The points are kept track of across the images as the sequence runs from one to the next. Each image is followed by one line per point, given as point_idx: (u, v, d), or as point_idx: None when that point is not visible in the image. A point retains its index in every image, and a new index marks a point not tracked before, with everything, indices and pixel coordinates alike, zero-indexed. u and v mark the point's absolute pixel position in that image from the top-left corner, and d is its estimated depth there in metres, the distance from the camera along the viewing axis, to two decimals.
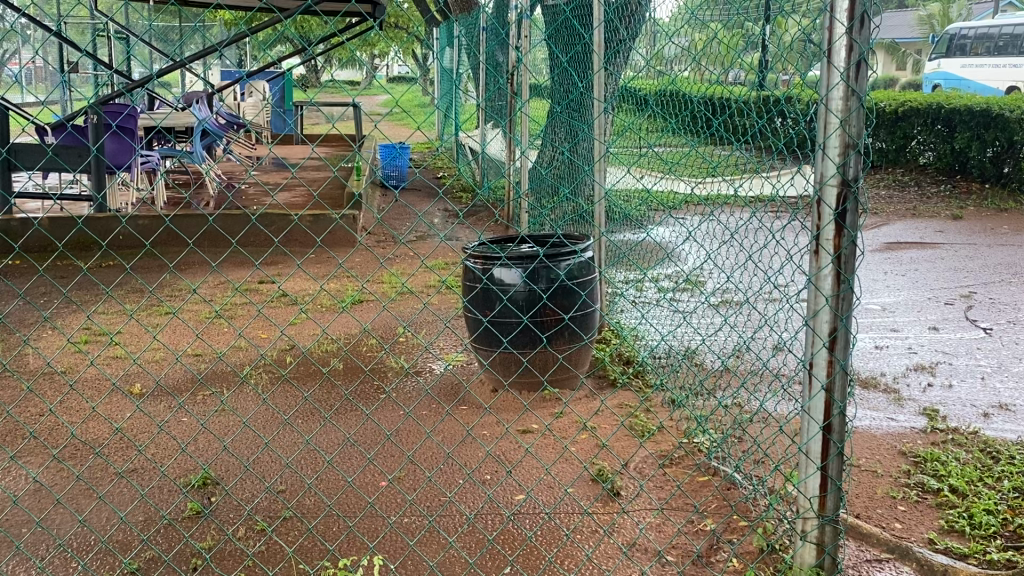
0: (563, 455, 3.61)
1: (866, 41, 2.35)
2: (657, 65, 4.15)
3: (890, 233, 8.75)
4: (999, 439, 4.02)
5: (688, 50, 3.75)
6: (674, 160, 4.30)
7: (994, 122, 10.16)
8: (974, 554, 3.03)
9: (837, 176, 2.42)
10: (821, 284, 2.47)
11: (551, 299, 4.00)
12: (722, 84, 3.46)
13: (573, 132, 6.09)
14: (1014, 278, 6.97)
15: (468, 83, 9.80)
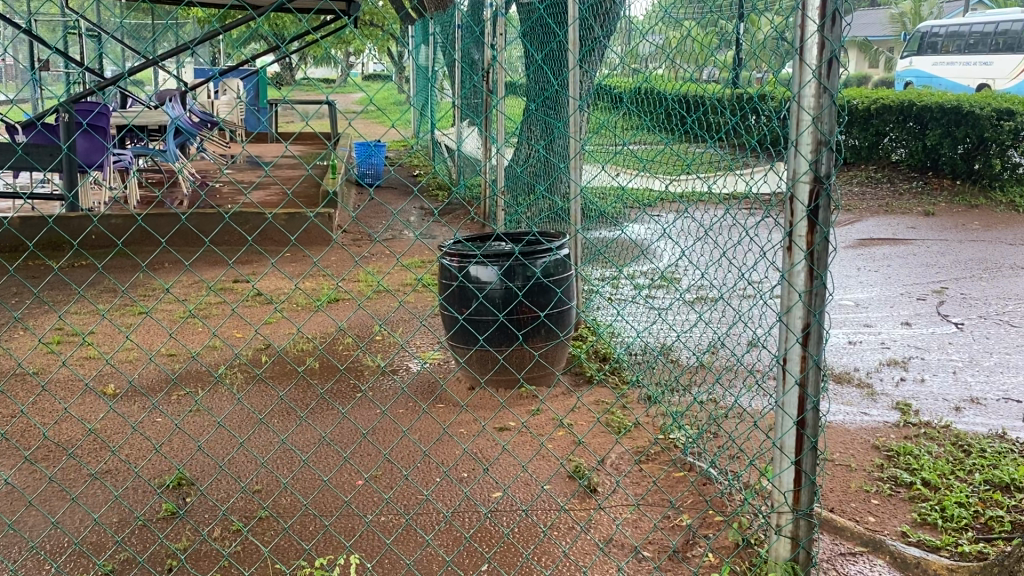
0: (541, 452, 3.62)
1: (838, 39, 2.36)
2: (632, 63, 4.15)
3: (863, 230, 8.83)
4: (971, 433, 4.07)
5: (663, 48, 3.77)
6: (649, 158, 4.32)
7: (965, 119, 10.24)
8: (946, 546, 3.07)
9: (809, 173, 2.44)
10: (795, 280, 2.49)
11: (527, 296, 4.02)
12: (696, 82, 3.48)
13: (548, 130, 6.09)
14: (984, 274, 7.05)
15: (444, 80, 9.78)
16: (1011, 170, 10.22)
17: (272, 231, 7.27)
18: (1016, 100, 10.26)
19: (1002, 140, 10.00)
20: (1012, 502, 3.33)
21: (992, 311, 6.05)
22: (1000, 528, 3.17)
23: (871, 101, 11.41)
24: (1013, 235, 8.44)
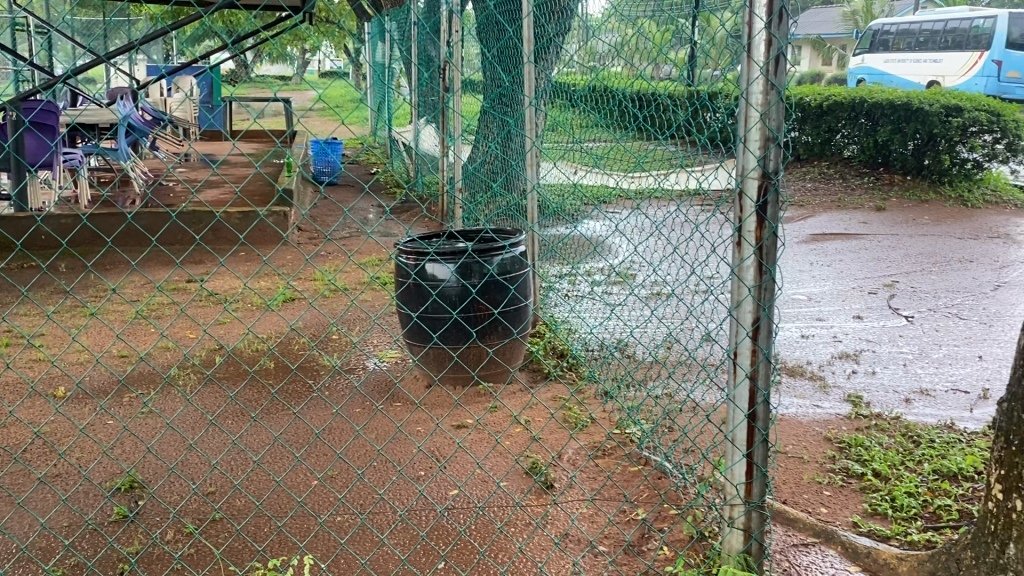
0: (495, 450, 3.62)
1: (785, 35, 2.39)
2: (588, 60, 4.16)
3: (816, 225, 8.95)
4: (920, 424, 4.14)
5: (619, 46, 3.79)
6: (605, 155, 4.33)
7: (915, 115, 10.41)
8: (896, 536, 3.12)
9: (757, 169, 2.47)
10: (744, 275, 2.52)
11: (482, 294, 4.01)
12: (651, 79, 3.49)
13: (505, 127, 6.09)
14: (934, 267, 7.18)
15: (400, 78, 9.74)
16: (959, 166, 10.36)
17: (223, 229, 7.20)
18: (965, 97, 10.41)
19: (950, 136, 10.12)
20: (960, 491, 3.40)
21: (941, 304, 6.16)
22: (948, 516, 3.23)
23: (824, 98, 11.57)
24: (961, 229, 8.60)
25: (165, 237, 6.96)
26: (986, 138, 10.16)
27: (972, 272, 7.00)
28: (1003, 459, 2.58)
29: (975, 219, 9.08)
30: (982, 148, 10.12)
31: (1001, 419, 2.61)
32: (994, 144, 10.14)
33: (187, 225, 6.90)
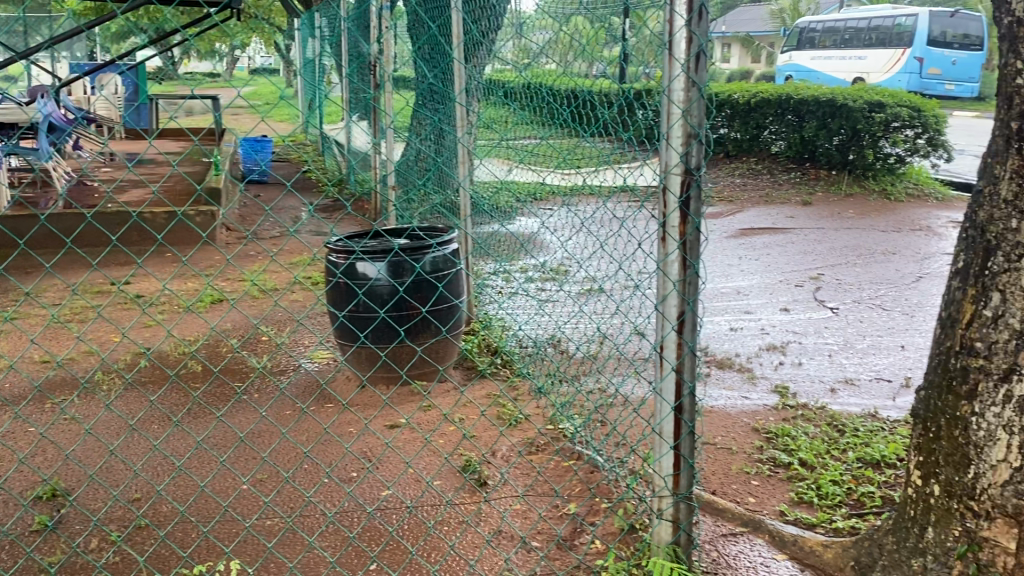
0: (425, 449, 3.60)
1: (704, 33, 2.42)
2: (524, 57, 4.13)
3: (745, 220, 9.10)
4: (845, 413, 4.24)
5: (551, 43, 3.76)
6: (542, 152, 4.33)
7: (840, 112, 10.64)
8: (821, 524, 3.18)
9: (680, 165, 2.50)
10: (669, 269, 2.55)
11: (410, 293, 3.98)
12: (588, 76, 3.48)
13: (437, 125, 6.06)
14: (858, 260, 7.35)
15: (331, 75, 9.64)
16: (882, 160, 10.65)
17: (138, 230, 7.06)
18: (887, 93, 10.68)
19: (874, 131, 10.40)
20: (883, 478, 3.48)
21: (864, 295, 6.32)
22: (870, 503, 3.31)
23: (751, 95, 11.67)
24: (884, 222, 8.82)
25: (78, 239, 6.80)
26: (908, 133, 10.49)
27: (894, 264, 7.19)
28: (922, 446, 2.68)
29: (897, 212, 9.32)
30: (904, 143, 10.44)
31: (921, 407, 2.70)
32: (916, 139, 10.47)
33: (101, 226, 6.75)
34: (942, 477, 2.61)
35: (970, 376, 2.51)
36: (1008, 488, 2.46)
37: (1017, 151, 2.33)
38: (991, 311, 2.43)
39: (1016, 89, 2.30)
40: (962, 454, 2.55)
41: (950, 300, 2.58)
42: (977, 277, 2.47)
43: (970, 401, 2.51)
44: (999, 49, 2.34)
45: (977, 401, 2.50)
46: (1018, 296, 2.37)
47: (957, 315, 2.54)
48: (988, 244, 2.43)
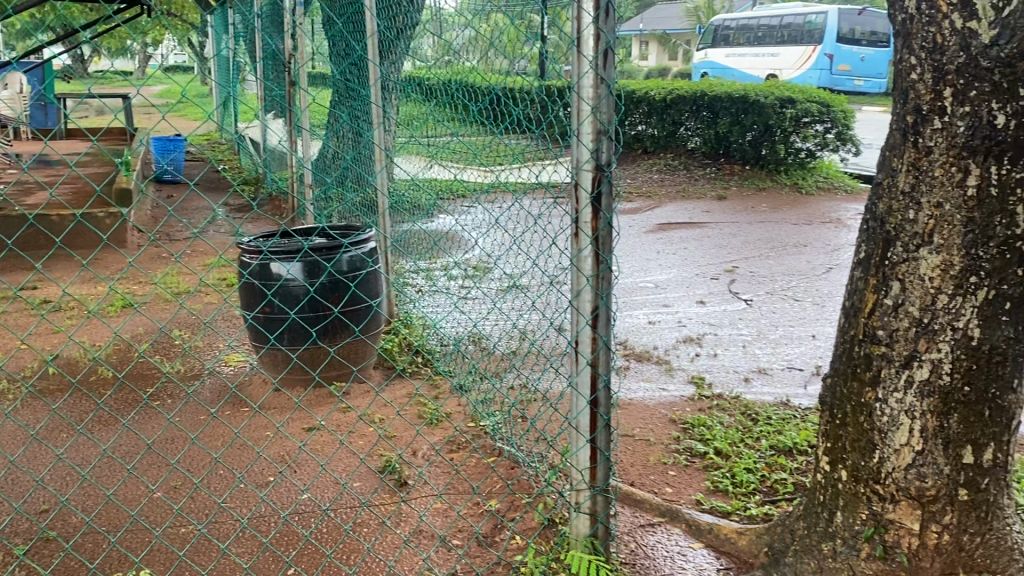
0: (339, 452, 3.56)
1: (611, 30, 2.44)
2: (445, 54, 4.09)
3: (663, 214, 9.23)
4: (759, 402, 4.33)
5: (482, 42, 3.68)
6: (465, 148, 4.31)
7: (752, 108, 10.86)
8: (735, 511, 3.24)
9: (591, 161, 2.51)
10: (582, 265, 2.57)
11: (320, 294, 3.90)
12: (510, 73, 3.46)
13: (354, 122, 5.99)
14: (771, 252, 7.52)
15: (245, 72, 9.47)
16: (794, 155, 10.89)
17: (37, 234, 6.83)
18: (797, 89, 10.94)
19: (784, 126, 10.65)
20: (794, 464, 3.57)
21: (777, 287, 6.46)
22: (783, 489, 3.39)
23: (667, 92, 11.91)
24: (796, 215, 9.05)
25: None
26: (817, 128, 10.75)
27: (805, 255, 7.38)
28: (829, 433, 2.76)
29: (808, 205, 9.57)
30: (814, 138, 10.68)
31: (827, 394, 2.78)
32: (826, 133, 10.72)
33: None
34: (849, 463, 2.69)
35: (873, 363, 2.58)
36: (911, 471, 2.57)
37: (913, 144, 2.38)
38: (892, 300, 2.50)
39: (912, 83, 2.34)
40: (867, 440, 2.63)
41: (853, 289, 2.65)
42: (877, 267, 2.54)
43: (873, 387, 2.59)
44: (895, 44, 2.40)
45: (880, 387, 2.58)
46: (916, 286, 2.44)
47: (859, 304, 2.61)
48: (888, 235, 2.49)
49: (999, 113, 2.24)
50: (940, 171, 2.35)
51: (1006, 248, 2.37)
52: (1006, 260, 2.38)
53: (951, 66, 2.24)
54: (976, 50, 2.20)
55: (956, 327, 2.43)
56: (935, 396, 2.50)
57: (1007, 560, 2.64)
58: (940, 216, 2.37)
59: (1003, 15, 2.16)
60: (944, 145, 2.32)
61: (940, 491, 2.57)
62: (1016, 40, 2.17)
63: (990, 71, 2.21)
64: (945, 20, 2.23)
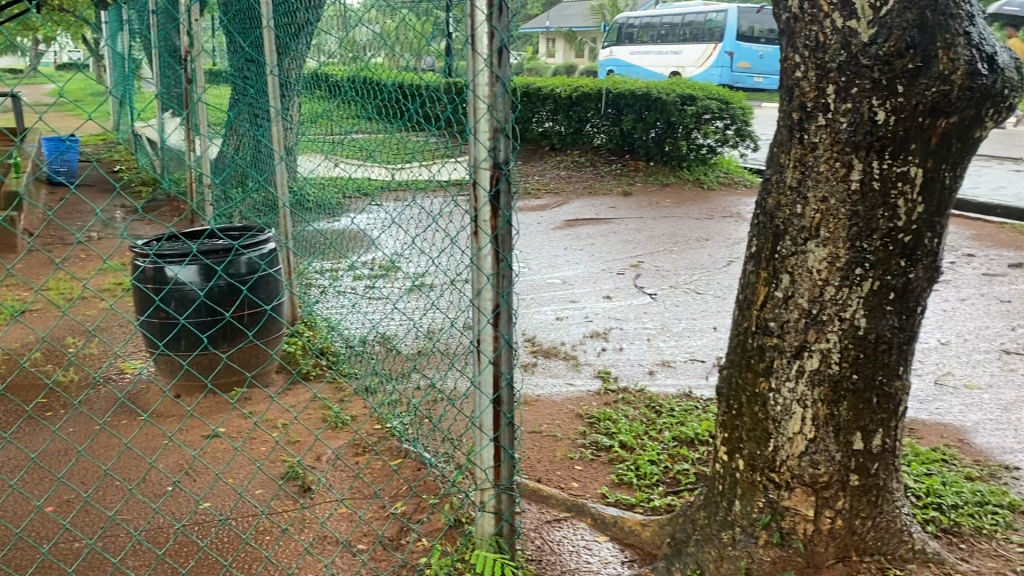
0: (236, 459, 3.47)
1: (505, 28, 2.44)
2: (349, 51, 4.03)
3: (570, 211, 9.32)
4: (663, 394, 4.40)
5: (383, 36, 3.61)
6: (372, 146, 4.26)
7: (654, 105, 11.02)
8: (640, 503, 3.29)
9: (489, 160, 2.50)
10: (483, 263, 2.55)
11: (212, 299, 3.81)
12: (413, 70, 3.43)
13: (255, 121, 5.87)
14: (675, 247, 7.66)
15: (142, 70, 9.20)
16: (696, 151, 11.07)
17: None
18: (698, 87, 11.17)
19: (687, 122, 10.79)
20: (697, 455, 3.63)
21: (681, 281, 6.57)
22: (685, 480, 3.45)
23: (573, 90, 12.12)
24: (698, 210, 9.23)
25: None
26: (718, 124, 10.92)
27: (707, 250, 7.53)
28: (726, 423, 2.81)
29: (710, 200, 9.77)
30: (715, 134, 10.87)
31: (723, 385, 2.83)
32: (726, 130, 10.93)
33: None
34: (745, 452, 2.74)
35: (766, 354, 2.64)
36: (804, 459, 2.64)
37: (799, 140, 2.46)
38: (782, 293, 2.57)
39: (797, 80, 2.41)
40: (762, 429, 2.69)
41: (745, 283, 2.70)
42: (768, 260, 2.60)
43: (767, 377, 2.66)
44: (780, 43, 2.46)
45: (773, 378, 2.64)
46: (805, 278, 2.52)
47: (751, 297, 2.67)
48: (778, 229, 2.56)
49: (880, 110, 2.30)
50: (825, 167, 2.42)
51: (889, 240, 2.45)
52: (889, 252, 2.46)
53: (833, 64, 2.31)
54: (856, 48, 2.26)
55: (843, 317, 2.51)
56: (825, 384, 2.58)
57: (898, 542, 2.74)
58: (826, 210, 2.45)
59: (880, 14, 2.22)
60: (828, 141, 2.39)
61: (833, 477, 2.65)
62: (893, 38, 2.23)
63: (869, 68, 2.27)
64: (826, 19, 2.29)
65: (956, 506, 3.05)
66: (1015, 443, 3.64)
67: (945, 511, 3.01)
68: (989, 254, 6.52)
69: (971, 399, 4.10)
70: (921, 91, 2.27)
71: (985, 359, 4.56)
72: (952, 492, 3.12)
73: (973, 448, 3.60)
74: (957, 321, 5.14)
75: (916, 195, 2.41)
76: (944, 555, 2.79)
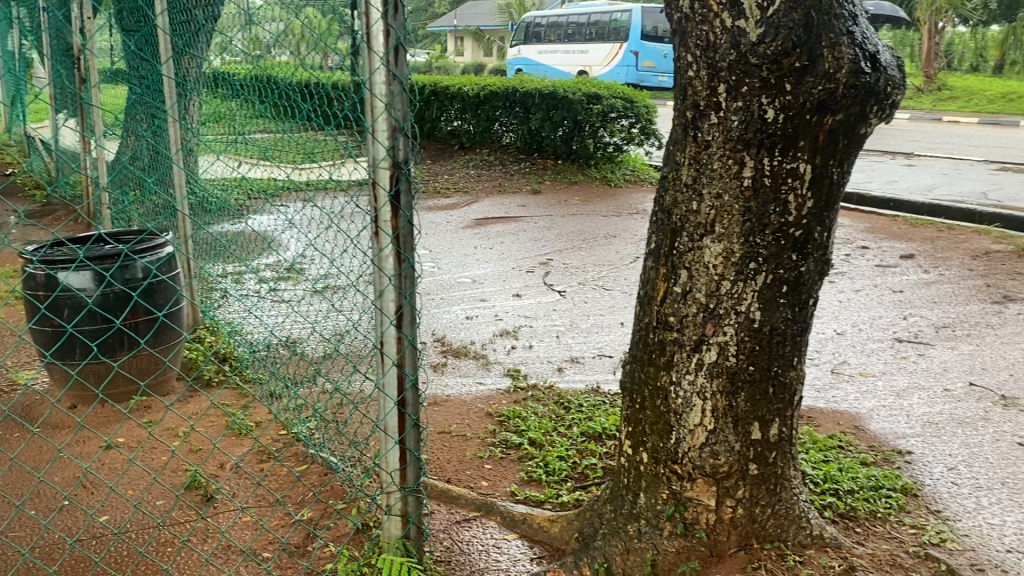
0: (130, 471, 3.36)
1: (401, 26, 2.42)
2: (245, 49, 3.93)
3: (479, 209, 9.32)
4: (571, 391, 4.43)
5: (280, 34, 3.52)
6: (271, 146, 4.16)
7: (561, 104, 11.11)
8: (548, 499, 3.30)
9: (388, 159, 2.47)
10: (384, 264, 2.53)
11: (102, 307, 3.69)
12: (308, 68, 3.36)
13: (152, 121, 5.71)
14: (583, 244, 7.73)
15: (33, 68, 8.87)
16: (602, 149, 11.25)
17: None
18: (604, 85, 11.30)
19: (593, 122, 10.92)
20: (604, 449, 3.67)
21: (589, 277, 6.64)
22: (593, 475, 3.48)
23: (481, 89, 12.13)
24: (606, 207, 9.33)
25: None
26: (623, 123, 11.10)
27: (615, 247, 7.62)
28: (630, 417, 2.86)
29: (617, 198, 9.89)
30: (620, 133, 11.06)
31: (627, 380, 2.87)
32: (631, 128, 11.12)
33: None
34: (648, 445, 2.79)
35: (666, 349, 2.69)
36: (705, 449, 2.70)
37: (694, 138, 2.51)
38: (681, 288, 2.62)
39: (690, 80, 2.47)
40: (664, 422, 2.74)
41: (646, 279, 2.75)
42: (667, 256, 2.65)
43: (668, 371, 2.70)
44: (673, 42, 2.50)
45: (674, 371, 2.69)
46: (702, 273, 2.57)
47: (652, 293, 2.72)
48: (675, 225, 2.62)
49: (769, 107, 2.36)
50: (718, 164, 2.48)
51: (780, 234, 2.51)
52: (781, 246, 2.53)
53: (723, 63, 2.36)
54: (745, 48, 2.32)
55: (739, 310, 2.57)
56: (724, 376, 2.64)
57: (796, 528, 2.81)
58: (720, 206, 2.51)
59: (767, 14, 2.27)
60: (721, 138, 2.45)
61: (733, 467, 2.71)
62: (780, 38, 2.28)
63: (758, 67, 2.32)
64: (716, 19, 2.34)
65: (852, 491, 3.15)
66: (907, 428, 3.77)
67: (841, 497, 3.10)
68: (882, 246, 6.76)
69: (866, 387, 4.24)
70: (807, 89, 2.33)
71: (879, 348, 4.72)
72: (848, 478, 3.22)
73: (868, 434, 3.72)
74: (852, 311, 5.32)
75: (806, 190, 2.48)
76: (841, 540, 2.86)
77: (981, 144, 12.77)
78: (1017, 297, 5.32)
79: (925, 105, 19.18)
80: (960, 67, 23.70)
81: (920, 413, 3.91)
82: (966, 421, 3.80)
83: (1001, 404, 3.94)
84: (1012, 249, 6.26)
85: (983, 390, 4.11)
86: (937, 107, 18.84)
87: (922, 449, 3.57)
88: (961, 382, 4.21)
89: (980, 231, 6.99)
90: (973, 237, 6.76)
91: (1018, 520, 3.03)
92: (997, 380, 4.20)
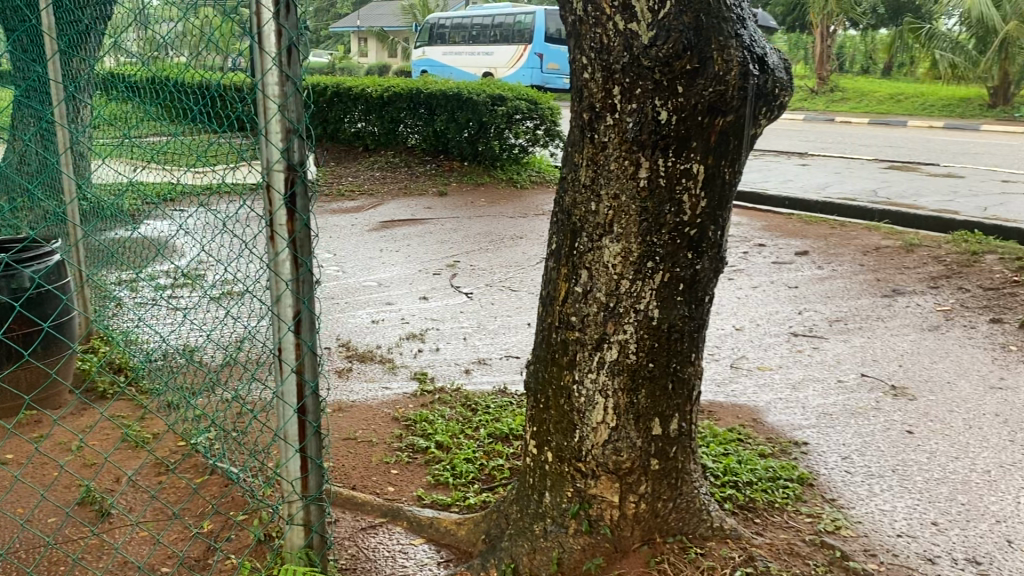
0: (16, 489, 3.23)
1: (293, 27, 2.38)
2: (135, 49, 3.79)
3: (385, 212, 9.26)
4: (478, 392, 4.43)
5: (170, 33, 3.41)
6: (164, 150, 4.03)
7: (466, 105, 11.10)
8: (455, 502, 3.29)
9: (282, 162, 2.43)
10: (280, 269, 2.48)
11: None
12: (199, 69, 3.25)
13: (39, 124, 5.49)
14: (490, 245, 7.74)
15: None
16: (508, 151, 11.30)
17: None
18: (508, 87, 11.34)
19: (498, 123, 10.96)
20: (510, 450, 3.68)
21: (496, 279, 6.65)
22: (500, 476, 3.48)
23: (384, 90, 12.03)
24: (512, 208, 9.37)
25: None
26: (528, 124, 11.15)
27: (521, 247, 7.66)
28: (534, 417, 2.87)
29: (523, 199, 9.94)
30: (526, 134, 11.10)
31: (531, 380, 2.88)
32: (536, 130, 11.19)
33: None
34: (553, 444, 2.81)
35: (569, 348, 2.71)
36: (607, 446, 2.73)
37: (590, 139, 2.53)
38: (582, 287, 2.64)
39: (585, 81, 2.49)
40: (567, 421, 2.76)
41: (547, 279, 2.76)
42: (568, 256, 2.67)
43: (571, 370, 2.72)
44: (567, 44, 2.52)
45: (576, 370, 2.71)
46: (602, 272, 2.60)
47: (553, 293, 2.73)
48: (575, 226, 2.64)
49: (662, 109, 2.40)
50: (615, 165, 2.51)
51: (676, 234, 2.56)
52: (676, 245, 2.57)
53: (617, 66, 2.39)
54: (637, 50, 2.35)
55: (638, 309, 2.60)
56: (624, 374, 2.67)
57: (697, 521, 2.86)
58: (618, 206, 2.54)
59: (659, 17, 2.30)
60: (616, 140, 2.48)
61: (635, 463, 2.75)
62: (671, 41, 2.32)
63: (651, 70, 2.36)
64: (608, 22, 2.36)
65: (751, 482, 3.22)
66: (803, 419, 3.89)
67: (741, 488, 3.18)
68: (778, 243, 6.96)
69: (763, 380, 4.35)
70: (699, 91, 2.37)
71: (776, 342, 4.86)
72: (747, 470, 3.30)
73: (766, 426, 3.82)
74: (751, 307, 5.45)
75: (699, 190, 2.53)
76: (741, 531, 2.92)
77: (870, 144, 13.25)
78: (904, 290, 5.53)
79: (818, 106, 19.82)
80: (850, 69, 24.57)
81: (815, 404, 4.03)
82: (858, 410, 3.94)
83: (891, 393, 4.09)
84: (899, 244, 6.52)
85: (874, 380, 4.27)
86: (830, 108, 19.48)
87: (817, 439, 3.68)
88: (853, 373, 4.36)
89: (870, 227, 7.25)
90: (863, 234, 7.01)
91: (908, 505, 3.14)
92: (886, 371, 4.36)
